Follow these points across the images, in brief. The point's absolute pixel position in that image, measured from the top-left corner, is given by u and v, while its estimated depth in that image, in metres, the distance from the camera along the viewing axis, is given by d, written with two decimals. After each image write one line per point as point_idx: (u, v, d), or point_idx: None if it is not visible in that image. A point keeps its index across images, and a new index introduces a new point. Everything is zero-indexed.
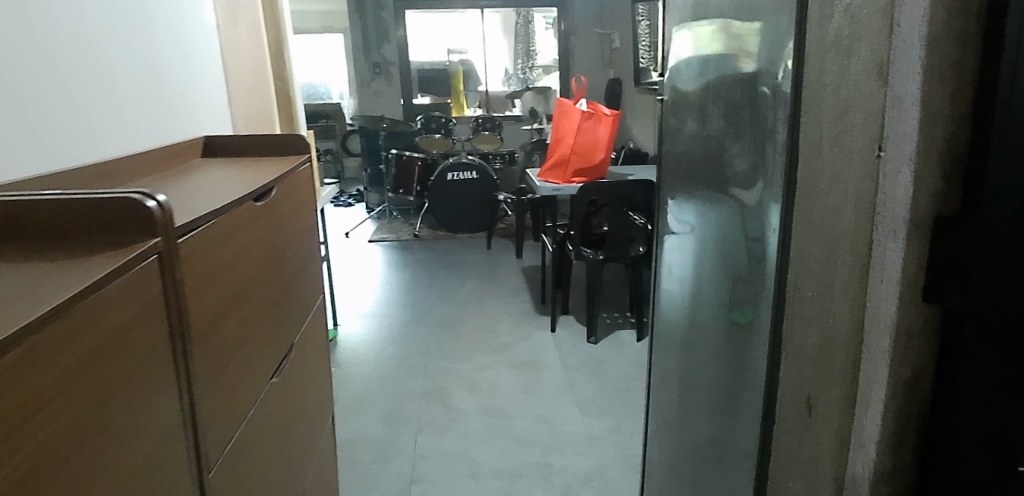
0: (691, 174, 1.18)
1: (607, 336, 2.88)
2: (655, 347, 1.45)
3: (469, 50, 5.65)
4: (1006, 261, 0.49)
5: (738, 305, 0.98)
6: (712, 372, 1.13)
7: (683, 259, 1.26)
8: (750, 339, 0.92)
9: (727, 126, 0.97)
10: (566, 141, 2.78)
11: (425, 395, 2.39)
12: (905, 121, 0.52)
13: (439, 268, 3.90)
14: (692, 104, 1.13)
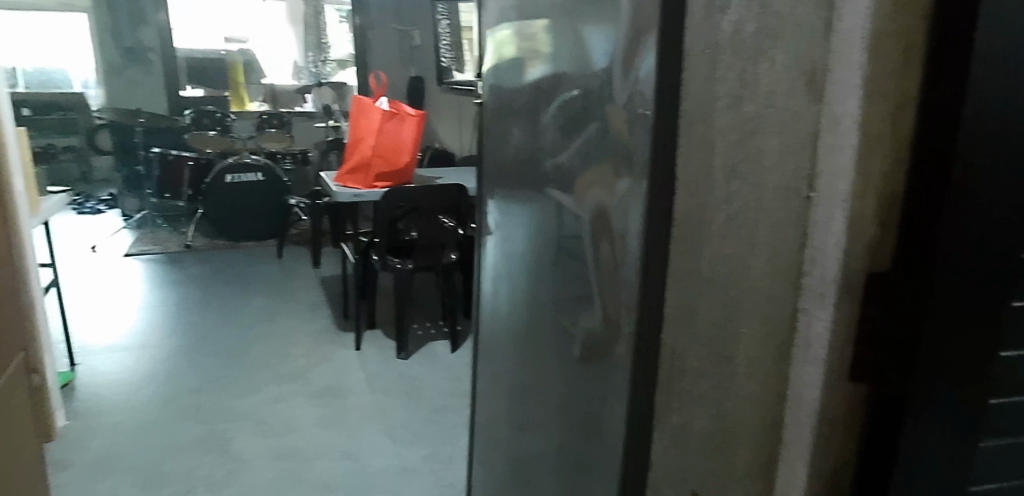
0: (536, 184, 1.08)
1: (418, 350, 2.70)
2: (493, 372, 1.33)
3: (251, 38, 5.06)
4: (966, 236, 0.58)
5: (589, 329, 0.89)
6: (560, 403, 1.03)
7: (509, 267, 1.21)
8: (602, 366, 0.84)
9: (574, 145, 0.92)
10: (366, 142, 2.53)
11: (201, 443, 2.00)
12: (842, 149, 0.58)
13: (220, 283, 3.37)
14: (519, 115, 1.13)
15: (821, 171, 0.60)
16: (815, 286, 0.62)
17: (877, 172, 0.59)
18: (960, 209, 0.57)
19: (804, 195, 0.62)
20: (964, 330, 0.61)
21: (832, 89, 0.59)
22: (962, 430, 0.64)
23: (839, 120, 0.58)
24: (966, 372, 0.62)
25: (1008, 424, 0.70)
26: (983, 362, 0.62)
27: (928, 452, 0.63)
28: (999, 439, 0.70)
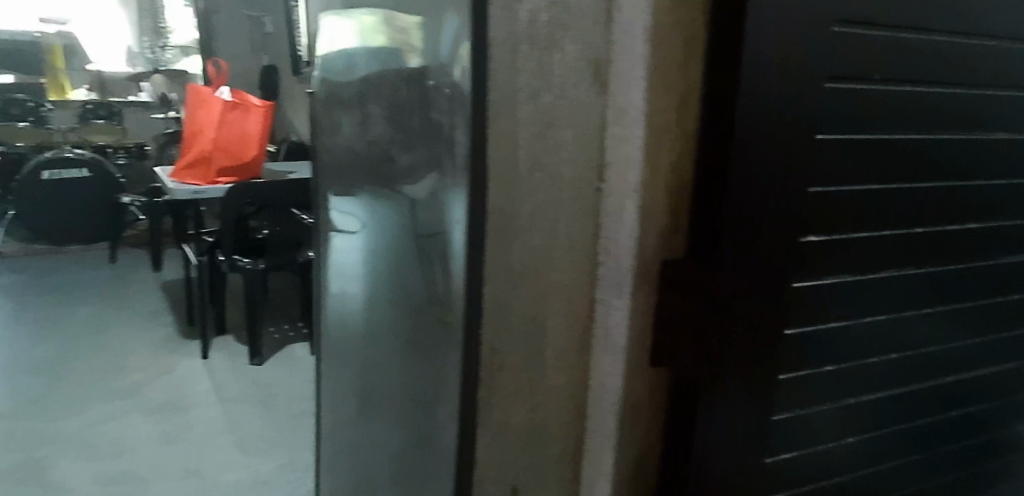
0: (381, 177, 1.04)
1: (275, 354, 2.54)
2: (341, 374, 1.27)
3: (74, 21, 4.52)
4: (742, 216, 0.62)
5: (438, 328, 0.86)
6: (405, 400, 1.00)
7: (357, 263, 1.15)
8: (443, 364, 0.82)
9: (418, 137, 0.90)
10: (206, 134, 2.34)
11: (8, 477, 1.73)
12: (628, 139, 0.59)
13: (35, 294, 2.96)
14: (354, 106, 1.08)
15: (610, 164, 0.61)
16: (609, 279, 0.63)
17: (665, 161, 0.61)
18: (737, 191, 0.61)
19: (596, 189, 0.62)
20: (742, 310, 0.64)
21: (616, 81, 0.59)
22: (751, 401, 0.68)
23: (627, 111, 0.59)
24: (747, 349, 0.66)
25: (822, 404, 0.73)
26: (764, 337, 0.66)
27: (720, 426, 0.66)
28: (811, 410, 0.72)
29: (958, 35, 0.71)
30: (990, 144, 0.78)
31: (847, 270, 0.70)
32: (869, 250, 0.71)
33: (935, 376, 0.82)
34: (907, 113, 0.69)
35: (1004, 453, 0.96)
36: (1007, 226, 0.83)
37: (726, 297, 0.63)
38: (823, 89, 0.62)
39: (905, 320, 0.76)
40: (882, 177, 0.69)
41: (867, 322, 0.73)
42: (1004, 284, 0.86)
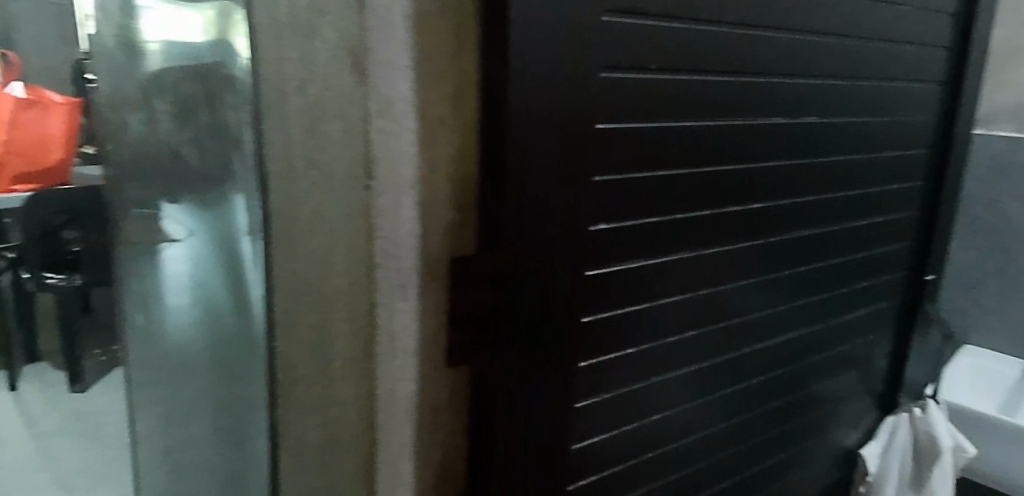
0: (181, 182, 0.94)
1: None
2: (151, 398, 1.14)
3: None
4: (523, 212, 0.61)
5: (242, 338, 0.80)
6: (220, 418, 0.92)
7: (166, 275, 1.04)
8: (249, 374, 0.79)
9: (207, 136, 0.81)
10: None
11: None
12: (394, 132, 0.55)
13: None
14: (136, 101, 0.95)
15: (380, 158, 0.55)
16: (391, 282, 0.58)
17: (444, 155, 0.59)
18: (515, 186, 0.59)
19: (366, 185, 0.57)
20: (536, 302, 0.64)
21: (376, 71, 0.54)
22: (552, 391, 0.68)
23: (392, 103, 0.54)
24: (545, 340, 0.65)
25: (619, 387, 0.74)
26: (561, 326, 0.67)
27: (521, 420, 0.65)
28: (612, 393, 0.74)
29: (740, 26, 0.74)
30: (781, 126, 0.82)
31: (640, 254, 0.72)
32: (659, 235, 0.73)
33: (734, 347, 0.87)
34: (688, 103, 0.71)
35: (805, 410, 1.05)
36: (801, 203, 0.89)
37: (518, 290, 0.62)
38: (599, 79, 0.63)
39: (701, 297, 0.80)
40: (670, 163, 0.71)
41: (664, 302, 0.76)
42: (800, 257, 0.92)
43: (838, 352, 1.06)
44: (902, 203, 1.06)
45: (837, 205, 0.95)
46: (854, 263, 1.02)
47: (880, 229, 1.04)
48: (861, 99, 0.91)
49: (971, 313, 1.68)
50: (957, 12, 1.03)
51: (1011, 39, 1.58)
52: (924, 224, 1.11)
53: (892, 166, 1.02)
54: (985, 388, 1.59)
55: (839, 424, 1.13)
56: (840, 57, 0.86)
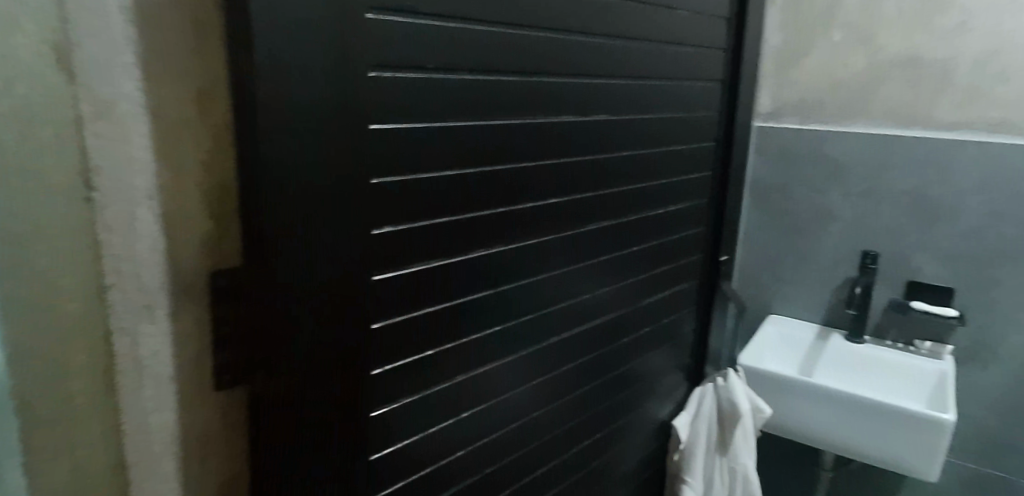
0: None
1: None
2: None
3: None
4: (289, 219, 0.57)
5: None
6: None
7: None
8: None
9: None
10: None
11: None
12: (116, 137, 0.50)
13: None
14: None
15: (99, 167, 0.50)
16: (130, 303, 0.54)
17: (192, 161, 0.55)
18: (276, 193, 0.56)
19: (86, 197, 0.50)
20: (317, 314, 0.61)
21: (85, 69, 0.48)
22: (348, 403, 0.65)
23: (113, 105, 0.50)
24: (332, 351, 0.63)
25: (421, 389, 0.74)
26: (350, 334, 0.64)
27: (313, 436, 0.62)
28: (414, 396, 0.73)
29: (521, 27, 0.76)
30: (570, 123, 0.86)
31: (436, 255, 0.72)
32: (454, 234, 0.74)
33: (545, 336, 0.91)
34: (470, 102, 0.72)
35: (621, 389, 1.12)
36: (597, 195, 0.94)
37: (293, 305, 0.59)
38: (368, 79, 0.61)
39: (506, 292, 0.82)
40: (458, 162, 0.72)
41: (464, 300, 0.77)
42: (602, 247, 0.98)
43: (646, 331, 1.15)
44: (695, 191, 1.17)
45: (632, 196, 1.02)
46: (654, 249, 1.11)
47: (675, 215, 1.13)
48: (647, 97, 0.99)
49: (770, 284, 1.93)
50: (730, 16, 1.14)
51: (790, 42, 1.81)
52: (716, 210, 1.23)
53: (682, 158, 1.11)
54: (785, 349, 1.83)
55: (653, 398, 1.22)
56: (622, 57, 0.92)
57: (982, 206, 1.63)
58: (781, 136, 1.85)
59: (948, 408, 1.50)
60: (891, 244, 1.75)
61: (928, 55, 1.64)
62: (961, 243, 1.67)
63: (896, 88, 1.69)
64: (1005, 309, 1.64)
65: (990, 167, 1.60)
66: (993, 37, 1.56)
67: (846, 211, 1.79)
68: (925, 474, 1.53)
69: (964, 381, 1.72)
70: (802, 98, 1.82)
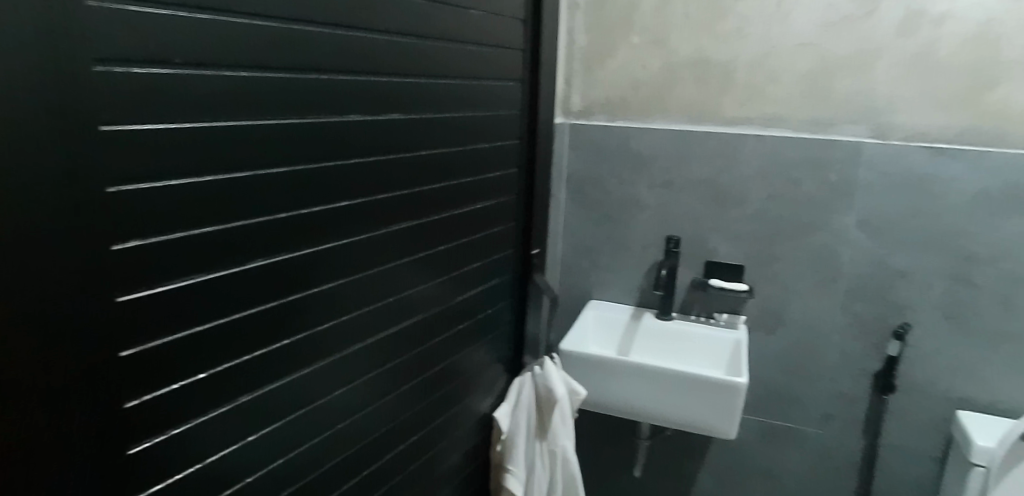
0: None
1: None
2: None
3: None
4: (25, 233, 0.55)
5: None
6: None
7: None
8: None
9: None
10: None
11: None
12: None
13: None
14: None
15: None
16: None
17: None
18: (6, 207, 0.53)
19: None
20: (75, 330, 0.60)
21: None
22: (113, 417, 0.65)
23: None
24: (90, 367, 0.62)
25: (201, 392, 0.75)
26: (108, 348, 0.64)
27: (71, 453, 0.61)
28: (196, 400, 0.75)
29: (281, 21, 0.78)
30: (357, 124, 0.93)
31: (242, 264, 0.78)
32: (260, 245, 0.80)
33: (359, 339, 1.01)
34: (237, 99, 0.74)
35: (442, 385, 1.25)
36: (389, 197, 1.03)
37: (43, 321, 0.57)
38: (95, 74, 0.58)
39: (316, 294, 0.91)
40: (231, 168, 0.74)
41: (247, 303, 0.80)
42: (400, 243, 1.08)
43: (461, 327, 1.30)
44: (499, 187, 1.35)
45: (435, 197, 1.16)
46: (462, 247, 1.26)
47: (470, 212, 1.27)
48: (443, 96, 1.14)
49: (589, 272, 2.05)
50: (495, 12, 1.24)
51: (595, 44, 1.93)
52: (523, 202, 1.44)
53: (472, 159, 1.25)
54: (603, 332, 1.97)
55: (470, 384, 1.34)
56: (394, 56, 0.99)
57: (759, 192, 1.86)
58: (591, 133, 1.96)
59: (740, 372, 1.70)
60: (691, 229, 1.94)
61: (712, 59, 1.84)
62: (746, 225, 1.89)
63: (687, 87, 1.87)
64: (784, 280, 1.89)
65: (767, 156, 1.84)
66: (761, 43, 1.79)
67: (652, 201, 1.95)
68: (727, 432, 1.71)
69: (755, 347, 1.97)
70: (608, 96, 1.95)
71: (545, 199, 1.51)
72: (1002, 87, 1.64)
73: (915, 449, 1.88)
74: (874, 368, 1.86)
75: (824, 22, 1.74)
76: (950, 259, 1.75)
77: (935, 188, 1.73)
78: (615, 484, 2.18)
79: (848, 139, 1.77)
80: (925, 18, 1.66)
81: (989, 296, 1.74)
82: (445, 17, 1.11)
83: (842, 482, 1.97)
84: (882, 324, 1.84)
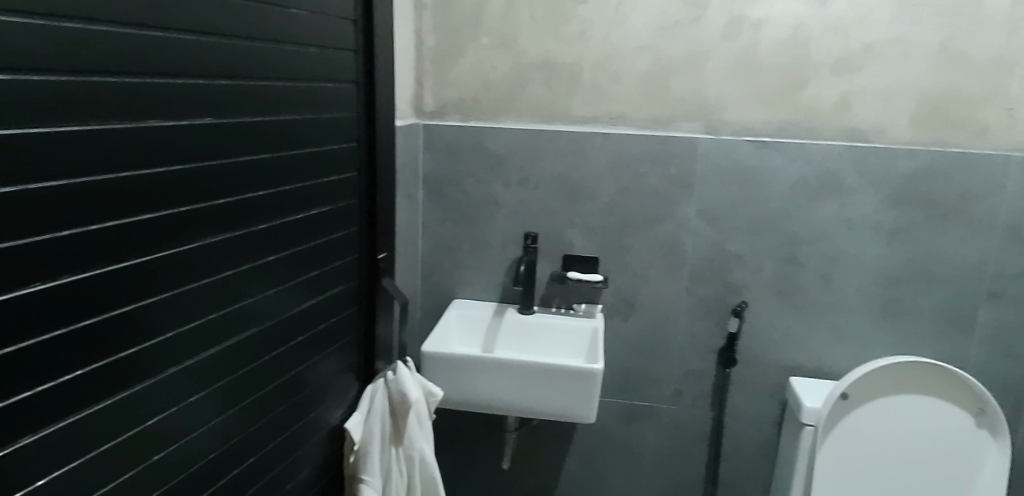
0: None
1: None
2: None
3: None
4: None
5: None
6: None
7: None
8: None
9: None
10: None
11: None
12: None
13: None
14: None
15: None
16: None
17: None
18: None
19: None
20: None
21: None
22: None
23: None
24: None
25: (36, 402, 0.73)
26: None
27: None
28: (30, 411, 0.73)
29: (103, 22, 0.78)
30: (187, 128, 0.92)
31: (25, 285, 0.70)
32: (86, 255, 0.78)
33: (195, 351, 0.99)
34: (60, 103, 0.73)
35: (286, 398, 1.24)
36: (227, 203, 1.03)
37: None
38: None
39: (127, 314, 0.85)
40: (60, 173, 0.73)
41: (81, 311, 0.78)
42: (241, 250, 1.08)
43: (304, 337, 1.29)
44: (342, 192, 1.36)
45: (267, 205, 1.14)
46: (308, 253, 1.27)
47: (316, 218, 1.28)
48: (271, 98, 1.11)
49: (450, 271, 2.06)
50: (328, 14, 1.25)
51: (445, 44, 1.93)
52: (366, 206, 1.46)
53: (316, 164, 1.26)
54: (468, 330, 2.00)
55: (317, 391, 1.35)
56: (227, 59, 1.00)
57: (608, 187, 1.96)
58: (446, 133, 1.97)
59: (597, 359, 1.79)
60: (547, 225, 2.00)
61: (559, 59, 1.90)
62: (598, 218, 1.99)
63: (536, 88, 1.93)
64: (635, 269, 2.01)
65: (614, 152, 1.94)
66: (603, 45, 1.88)
67: (509, 199, 1.99)
68: (586, 416, 1.80)
69: (612, 333, 2.08)
70: (461, 96, 1.96)
71: (393, 202, 1.53)
72: (811, 86, 1.85)
73: (755, 416, 2.08)
74: (717, 345, 2.03)
75: (658, 26, 1.86)
76: (776, 241, 1.95)
77: (760, 178, 1.91)
78: (491, 478, 2.22)
79: (685, 135, 1.91)
80: (745, 24, 1.82)
81: (810, 272, 1.95)
82: (268, 16, 1.08)
83: (695, 452, 2.13)
84: (722, 304, 2.01)
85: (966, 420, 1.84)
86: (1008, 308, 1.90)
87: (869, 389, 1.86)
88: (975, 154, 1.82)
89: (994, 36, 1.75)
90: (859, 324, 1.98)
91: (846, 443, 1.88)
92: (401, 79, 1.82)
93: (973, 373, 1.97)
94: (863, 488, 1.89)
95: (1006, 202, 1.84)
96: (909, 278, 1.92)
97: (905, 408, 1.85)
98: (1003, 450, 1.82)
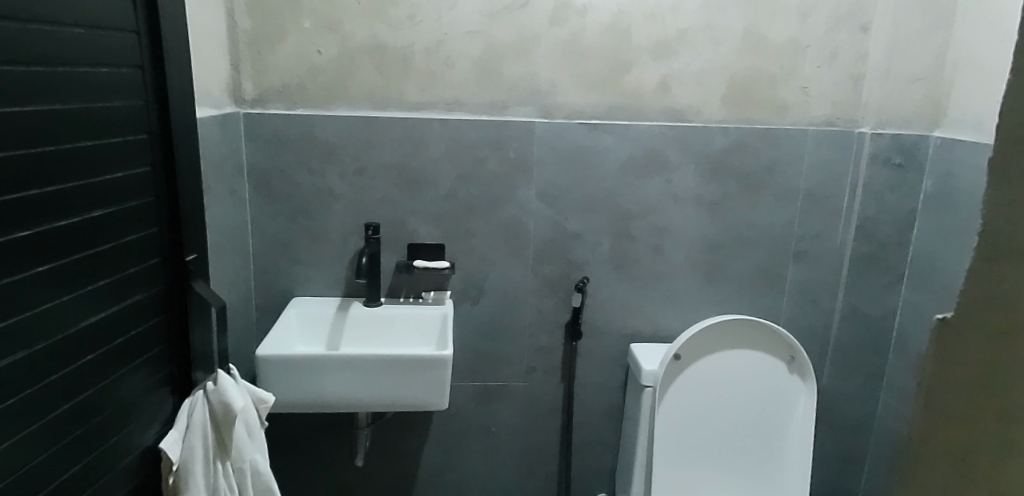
0: None
1: None
2: None
3: None
4: None
5: None
6: None
7: None
8: None
9: None
10: None
11: None
12: None
13: None
14: None
15: None
16: None
17: None
18: None
19: None
20: None
21: None
22: None
23: None
24: None
25: None
26: None
27: None
28: None
29: None
30: None
31: None
32: None
33: None
34: None
35: (83, 421, 1.11)
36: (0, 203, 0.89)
37: None
38: None
39: None
40: None
41: None
42: (22, 256, 0.94)
43: (102, 352, 1.15)
44: (135, 189, 1.23)
45: (49, 205, 1.00)
46: (101, 258, 1.14)
47: (106, 219, 1.15)
48: (44, 83, 0.98)
49: (288, 267, 1.97)
50: None
51: (263, 27, 1.80)
52: (167, 204, 1.33)
53: (102, 159, 1.13)
54: (310, 328, 1.93)
55: (118, 412, 1.21)
56: None
57: (449, 173, 1.96)
58: (271, 122, 1.86)
59: (448, 345, 1.80)
60: (389, 214, 1.97)
61: (389, 44, 1.86)
62: (440, 205, 1.98)
63: (367, 73, 1.87)
64: (481, 254, 2.04)
65: (452, 138, 1.94)
66: (434, 30, 1.86)
67: (346, 190, 1.93)
68: (438, 402, 1.79)
69: (462, 318, 2.09)
70: (284, 83, 1.85)
71: (198, 198, 1.42)
72: (634, 70, 1.96)
73: (603, 383, 2.21)
74: (563, 320, 2.12)
75: (488, 11, 1.87)
76: (611, 218, 2.06)
77: (591, 158, 2.01)
78: (348, 476, 2.16)
79: (520, 119, 1.95)
80: (570, 9, 1.89)
81: (643, 245, 2.10)
82: None
83: (549, 424, 2.22)
84: (566, 281, 2.09)
85: (778, 367, 2.08)
86: (808, 264, 2.17)
87: (697, 348, 2.04)
88: (777, 129, 2.04)
89: (788, 22, 1.96)
90: (686, 290, 2.16)
91: (679, 400, 2.05)
92: (212, 65, 1.67)
93: (783, 324, 2.24)
94: (696, 439, 2.07)
95: (802, 173, 2.08)
96: (726, 245, 2.13)
97: (728, 363, 2.06)
98: (810, 391, 2.08)
